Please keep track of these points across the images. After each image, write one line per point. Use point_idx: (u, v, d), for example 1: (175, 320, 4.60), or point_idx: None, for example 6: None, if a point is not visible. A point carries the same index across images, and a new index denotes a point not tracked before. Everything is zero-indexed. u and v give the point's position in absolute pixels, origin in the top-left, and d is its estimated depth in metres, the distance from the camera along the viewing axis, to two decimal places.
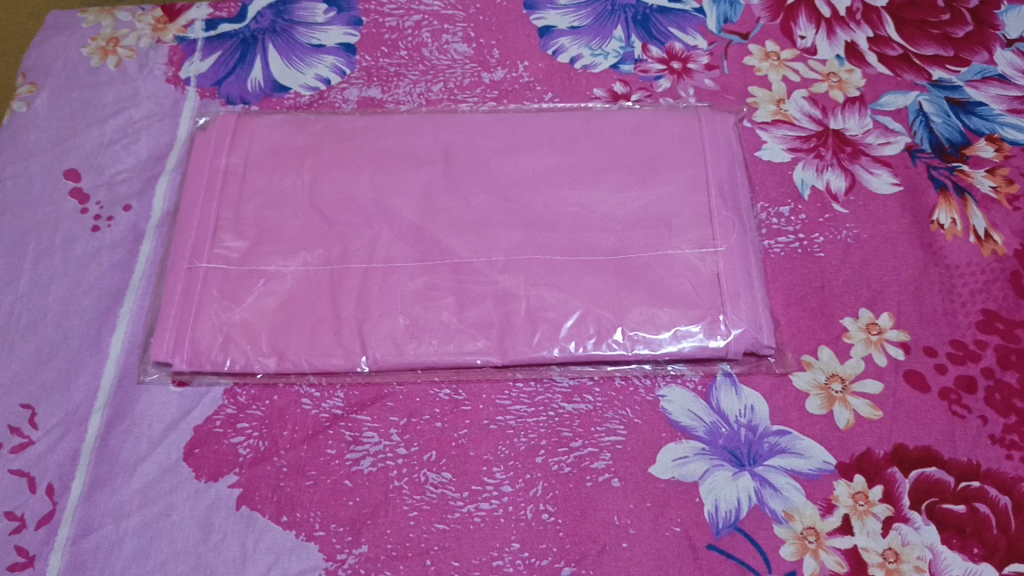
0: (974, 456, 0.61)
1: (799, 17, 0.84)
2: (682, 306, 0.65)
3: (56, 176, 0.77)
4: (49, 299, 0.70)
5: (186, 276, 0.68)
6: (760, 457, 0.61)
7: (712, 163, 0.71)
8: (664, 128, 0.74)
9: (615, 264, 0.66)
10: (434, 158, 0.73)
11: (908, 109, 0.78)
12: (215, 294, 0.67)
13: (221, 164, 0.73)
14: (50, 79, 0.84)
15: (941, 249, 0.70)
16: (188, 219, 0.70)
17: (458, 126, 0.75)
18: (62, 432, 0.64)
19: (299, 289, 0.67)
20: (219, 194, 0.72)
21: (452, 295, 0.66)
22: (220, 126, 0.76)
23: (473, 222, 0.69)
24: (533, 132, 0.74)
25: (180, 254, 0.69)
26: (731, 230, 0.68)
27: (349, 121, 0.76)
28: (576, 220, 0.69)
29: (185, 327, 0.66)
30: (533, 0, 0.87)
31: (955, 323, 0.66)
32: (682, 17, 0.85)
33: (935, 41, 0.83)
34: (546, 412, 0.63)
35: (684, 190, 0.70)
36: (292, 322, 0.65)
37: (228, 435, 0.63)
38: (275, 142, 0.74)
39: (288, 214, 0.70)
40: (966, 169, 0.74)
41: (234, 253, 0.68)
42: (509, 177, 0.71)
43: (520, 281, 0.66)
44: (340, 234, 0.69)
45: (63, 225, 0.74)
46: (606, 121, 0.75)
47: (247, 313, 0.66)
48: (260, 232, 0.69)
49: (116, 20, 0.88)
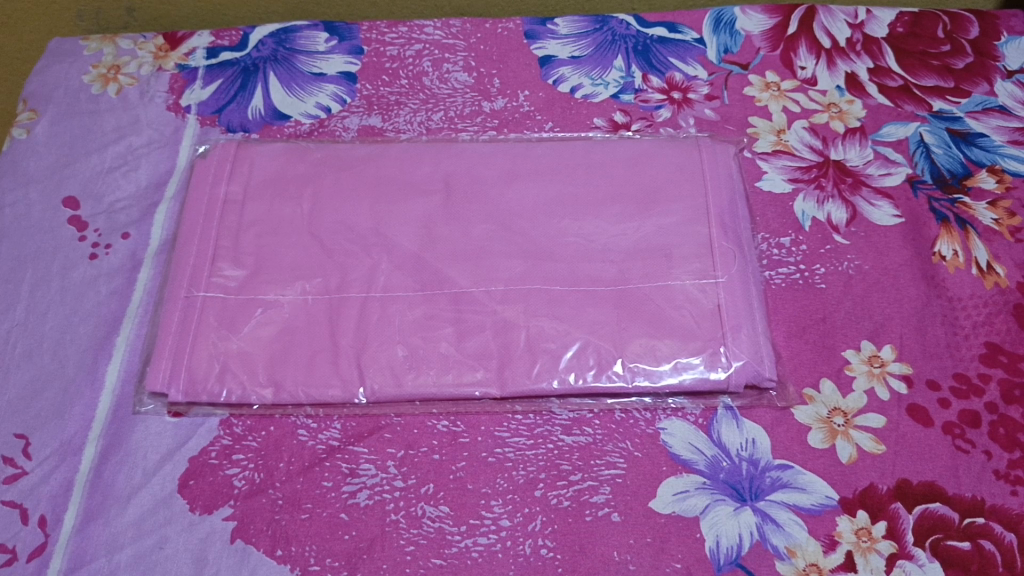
0: (979, 492, 0.60)
1: (799, 47, 0.85)
2: (684, 336, 0.64)
3: (55, 204, 0.77)
4: (46, 327, 0.70)
5: (183, 305, 0.67)
6: (762, 492, 0.60)
7: (713, 194, 0.71)
8: (664, 159, 0.73)
9: (615, 295, 0.66)
10: (435, 187, 0.73)
11: (909, 139, 0.78)
12: (212, 323, 0.66)
13: (221, 193, 0.73)
14: (51, 106, 0.84)
15: (943, 281, 0.70)
16: (187, 248, 0.70)
17: (459, 155, 0.75)
18: (56, 462, 0.64)
19: (297, 318, 0.66)
20: (217, 223, 0.71)
21: (452, 324, 0.65)
22: (220, 154, 0.75)
23: (472, 252, 0.69)
24: (534, 162, 0.74)
25: (178, 284, 0.68)
26: (732, 261, 0.67)
27: (350, 150, 0.76)
28: (576, 250, 0.68)
29: (181, 356, 0.65)
30: (534, 31, 0.87)
31: (958, 356, 0.66)
32: (682, 47, 0.85)
33: (935, 72, 0.83)
34: (545, 444, 0.63)
35: (685, 222, 0.69)
36: (290, 351, 0.65)
37: (223, 466, 0.63)
38: (275, 171, 0.74)
39: (286, 242, 0.70)
40: (967, 201, 0.74)
41: (232, 281, 0.68)
42: (511, 207, 0.71)
43: (519, 311, 0.66)
44: (339, 263, 0.68)
45: (62, 253, 0.74)
46: (607, 151, 0.75)
47: (244, 343, 0.65)
48: (258, 261, 0.69)
49: (117, 48, 0.88)
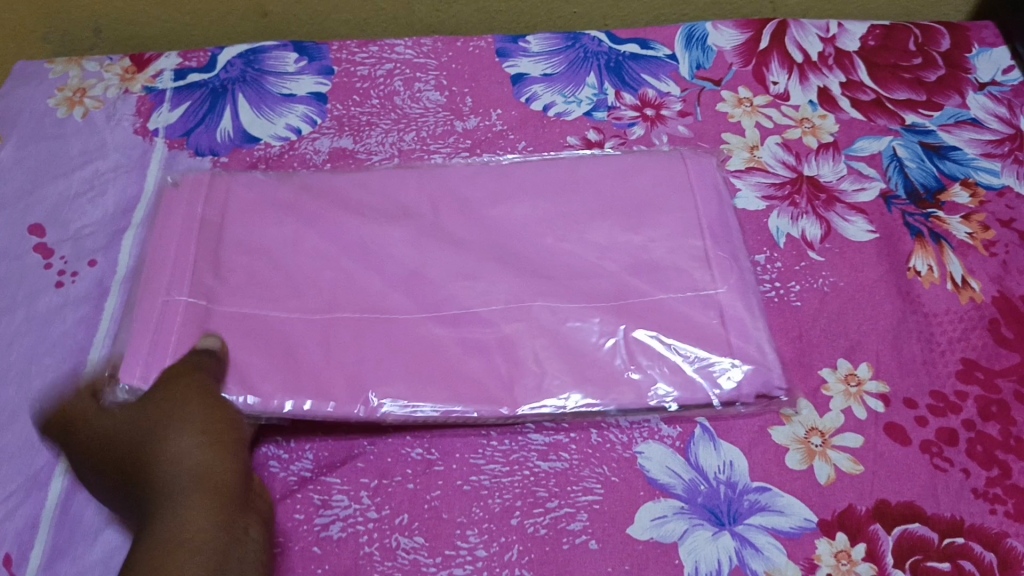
0: (958, 511, 0.59)
1: (772, 62, 0.85)
2: (685, 340, 0.65)
3: (20, 231, 0.76)
4: (12, 357, 0.69)
5: (165, 310, 0.66)
6: (740, 515, 0.60)
7: (702, 205, 0.71)
8: (650, 172, 0.73)
9: (615, 309, 0.66)
10: (418, 210, 0.72)
11: (882, 154, 0.78)
12: (192, 330, 0.65)
13: (199, 214, 0.72)
14: (16, 131, 0.83)
15: (918, 297, 0.70)
16: (162, 259, 0.69)
17: (441, 177, 0.74)
18: (22, 497, 0.62)
19: (277, 338, 0.65)
20: (196, 241, 0.70)
21: (443, 343, 0.64)
22: (193, 184, 0.74)
23: (468, 272, 0.68)
24: (515, 180, 0.73)
25: (159, 289, 0.67)
26: (729, 270, 0.68)
27: (328, 179, 0.74)
28: (570, 270, 0.68)
29: (159, 351, 0.64)
30: (506, 49, 0.87)
31: (935, 373, 0.65)
32: (654, 63, 0.85)
33: (907, 86, 0.83)
34: (521, 471, 0.62)
35: (677, 234, 0.69)
36: (277, 362, 0.64)
37: None
38: (261, 196, 0.73)
39: (268, 267, 0.69)
40: (941, 216, 0.74)
41: (217, 292, 0.67)
42: (494, 227, 0.71)
43: (508, 330, 0.65)
44: (322, 287, 0.67)
45: (27, 281, 0.73)
46: (596, 165, 0.74)
47: (235, 353, 0.64)
48: (244, 280, 0.68)
49: (83, 70, 0.87)
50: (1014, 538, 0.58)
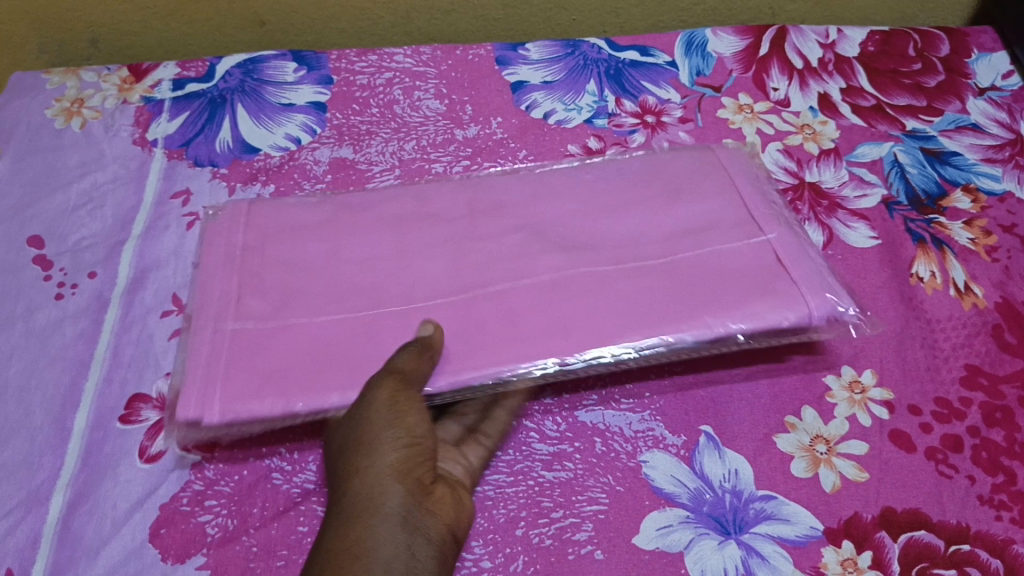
0: (964, 518, 0.59)
1: (771, 68, 0.85)
2: (750, 312, 0.61)
3: (19, 244, 0.75)
4: (10, 371, 0.68)
5: (212, 337, 0.61)
6: (746, 524, 0.59)
7: (746, 191, 0.70)
8: (680, 164, 0.73)
9: (668, 268, 0.64)
10: (452, 216, 0.70)
11: (883, 160, 0.78)
12: (240, 355, 0.59)
13: (239, 241, 0.68)
14: (13, 142, 0.82)
15: (921, 303, 0.69)
16: (207, 291, 0.64)
17: (479, 184, 0.73)
18: (21, 514, 0.61)
19: (316, 343, 0.60)
20: (237, 271, 0.65)
21: (499, 311, 0.61)
22: (231, 211, 0.70)
23: (511, 256, 0.65)
24: (549, 187, 0.71)
25: (203, 317, 0.62)
26: (789, 241, 0.66)
27: (353, 197, 0.72)
28: (613, 243, 0.67)
29: (212, 381, 0.58)
30: (506, 57, 0.87)
31: (939, 379, 0.65)
32: (654, 71, 0.85)
33: (907, 91, 0.83)
34: (525, 481, 0.62)
35: (716, 207, 0.69)
36: (326, 367, 0.59)
37: (195, 514, 0.61)
38: (295, 220, 0.69)
39: (302, 282, 0.64)
40: (943, 221, 0.74)
41: (261, 310, 0.62)
42: (535, 225, 0.69)
43: (552, 302, 0.62)
44: (357, 292, 0.63)
45: (26, 294, 0.72)
46: (642, 172, 0.73)
47: (279, 360, 0.59)
48: (288, 294, 0.63)
49: (81, 80, 0.87)
50: (1020, 545, 0.58)
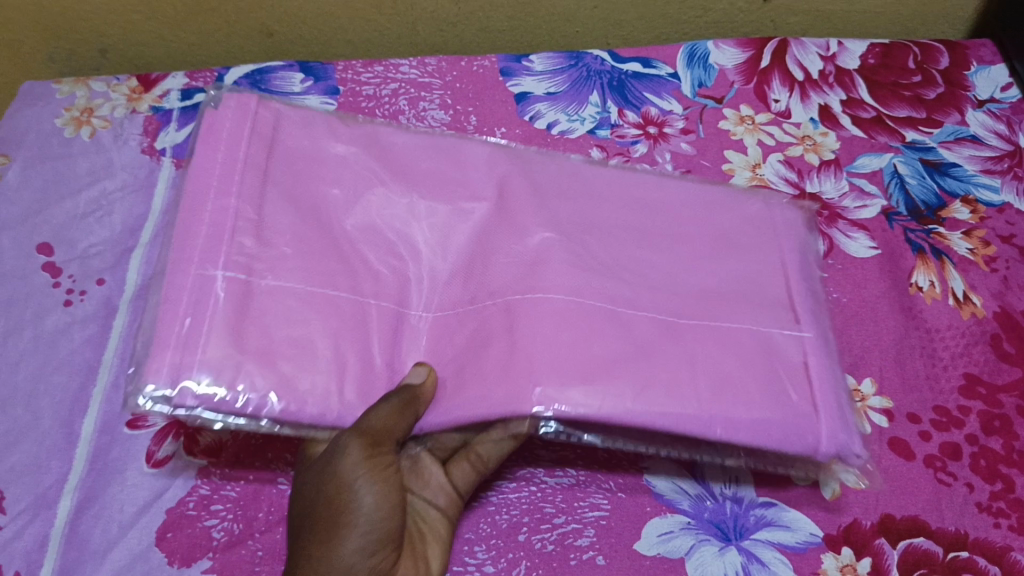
0: (962, 525, 0.60)
1: (773, 80, 0.86)
2: (761, 395, 0.57)
3: (28, 250, 0.76)
4: (18, 376, 0.69)
5: (196, 283, 0.54)
6: (746, 530, 0.60)
7: (789, 247, 0.67)
8: (738, 210, 0.68)
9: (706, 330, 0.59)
10: (485, 192, 0.65)
11: (883, 171, 0.79)
12: (231, 314, 0.54)
13: (240, 156, 0.60)
14: (22, 150, 0.83)
15: (920, 313, 0.70)
16: (195, 213, 0.57)
17: (514, 155, 0.68)
18: (30, 516, 0.63)
19: (310, 317, 0.55)
20: (239, 185, 0.59)
21: (520, 342, 0.56)
22: (235, 107, 0.62)
23: (530, 261, 0.61)
24: (589, 184, 0.67)
25: (189, 245, 0.55)
26: (817, 319, 0.63)
27: (391, 134, 0.67)
28: (661, 275, 0.62)
29: (198, 328, 0.53)
30: (510, 68, 0.88)
31: (938, 388, 0.66)
32: (656, 82, 0.86)
33: (907, 103, 0.84)
34: (528, 487, 0.62)
35: (762, 273, 0.64)
36: (314, 363, 0.55)
37: (201, 517, 0.62)
38: (308, 148, 0.63)
39: (301, 230, 0.59)
40: (942, 231, 0.75)
41: (256, 259, 0.56)
42: (575, 218, 0.64)
43: (583, 339, 0.56)
44: (365, 270, 0.59)
45: (35, 300, 0.73)
46: (681, 189, 0.69)
47: (273, 331, 0.54)
48: (293, 242, 0.58)
49: (90, 90, 0.88)
50: (1018, 552, 0.59)
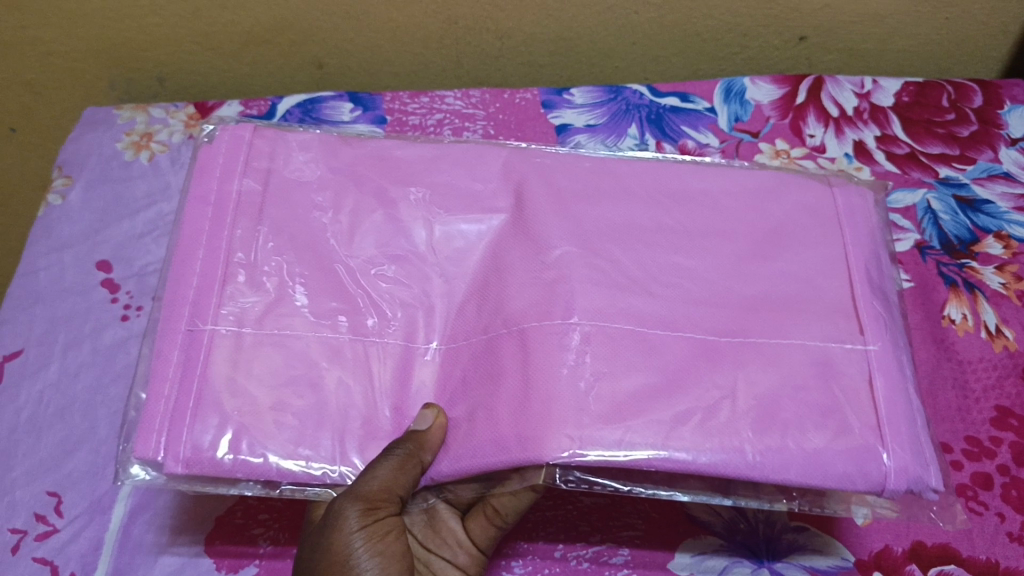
0: (993, 554, 0.62)
1: (808, 116, 0.88)
2: (811, 416, 0.55)
3: (88, 267, 0.80)
4: (77, 387, 0.72)
5: (185, 341, 0.57)
6: (778, 553, 0.63)
7: (852, 247, 0.63)
8: (790, 199, 0.65)
9: (739, 347, 0.57)
10: (501, 207, 0.65)
11: (917, 207, 0.80)
12: (224, 367, 0.56)
13: (234, 189, 0.63)
14: (84, 172, 0.87)
15: (953, 344, 0.72)
16: (186, 266, 0.59)
17: (537, 162, 0.67)
18: (87, 520, 0.66)
19: (299, 366, 0.57)
20: (230, 219, 0.61)
21: (529, 371, 0.54)
22: (230, 141, 0.65)
23: (546, 276, 0.58)
24: (616, 178, 0.66)
25: (175, 317, 0.58)
26: (883, 330, 0.59)
27: (397, 149, 0.68)
28: (680, 295, 0.59)
29: (185, 386, 0.55)
30: (551, 100, 0.91)
31: (970, 419, 0.68)
32: (694, 116, 0.88)
33: (941, 140, 0.86)
34: (565, 505, 0.66)
35: (819, 273, 0.61)
36: (315, 419, 0.57)
37: (249, 526, 0.65)
38: (323, 178, 0.65)
39: (295, 270, 0.61)
40: (975, 266, 0.76)
41: (248, 313, 0.58)
42: (595, 225, 0.62)
43: (612, 366, 0.55)
44: (365, 303, 0.60)
45: (94, 314, 0.77)
46: (722, 181, 0.67)
47: (264, 388, 0.56)
48: (284, 287, 0.60)
49: (149, 116, 0.91)
50: None
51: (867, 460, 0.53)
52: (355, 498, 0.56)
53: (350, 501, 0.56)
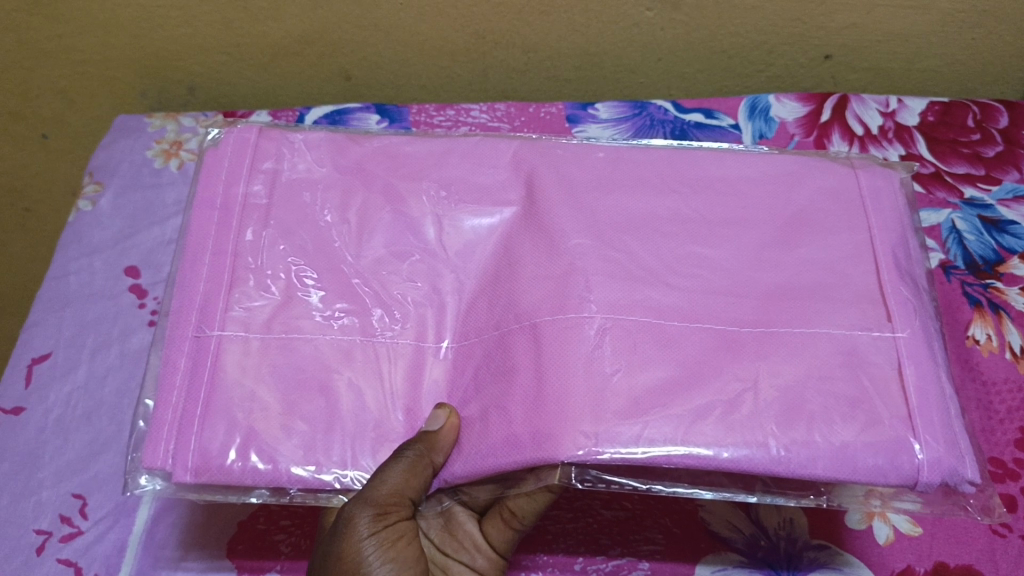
0: None
1: (833, 133, 0.88)
2: (838, 411, 0.54)
3: (117, 272, 0.81)
4: (104, 391, 0.73)
5: (193, 345, 0.58)
6: (799, 569, 0.63)
7: (878, 232, 0.63)
8: (811, 185, 0.65)
9: (761, 336, 0.56)
10: (512, 197, 0.65)
11: (942, 226, 0.80)
12: (233, 373, 0.57)
13: (241, 191, 0.64)
14: (115, 178, 0.88)
15: (977, 365, 0.72)
16: (195, 269, 0.61)
17: (548, 153, 0.67)
18: (110, 522, 0.67)
19: (310, 369, 0.58)
20: (237, 228, 0.62)
21: (545, 372, 0.54)
22: (235, 143, 0.66)
23: (560, 273, 0.59)
24: (638, 173, 0.66)
25: (184, 318, 0.59)
26: (912, 315, 0.58)
27: (405, 145, 0.68)
28: (697, 287, 0.59)
29: (196, 387, 0.56)
30: (576, 115, 0.91)
31: (993, 440, 0.68)
32: (718, 132, 0.89)
33: (966, 160, 0.86)
34: (585, 517, 0.66)
35: (846, 260, 0.61)
36: (328, 424, 0.57)
37: (271, 531, 0.66)
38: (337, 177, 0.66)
39: (306, 275, 0.61)
40: (1000, 286, 0.76)
41: (254, 318, 0.59)
42: (612, 222, 0.62)
43: (631, 360, 0.55)
44: (380, 306, 0.61)
45: (122, 319, 0.78)
46: (744, 168, 0.67)
47: (276, 392, 0.57)
48: (291, 292, 0.61)
49: (179, 124, 0.92)
50: None
51: (897, 453, 0.53)
52: (364, 503, 0.56)
53: (360, 507, 0.57)
